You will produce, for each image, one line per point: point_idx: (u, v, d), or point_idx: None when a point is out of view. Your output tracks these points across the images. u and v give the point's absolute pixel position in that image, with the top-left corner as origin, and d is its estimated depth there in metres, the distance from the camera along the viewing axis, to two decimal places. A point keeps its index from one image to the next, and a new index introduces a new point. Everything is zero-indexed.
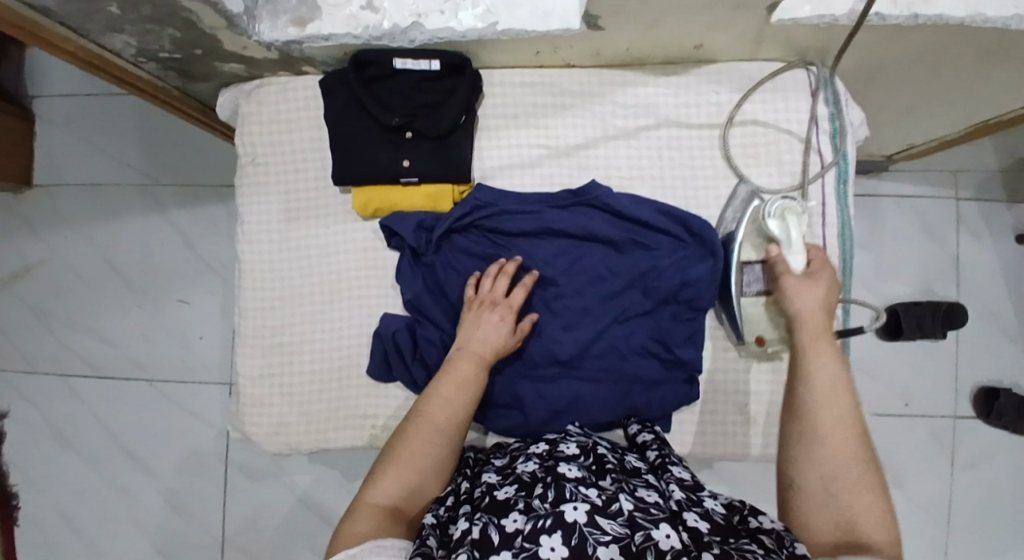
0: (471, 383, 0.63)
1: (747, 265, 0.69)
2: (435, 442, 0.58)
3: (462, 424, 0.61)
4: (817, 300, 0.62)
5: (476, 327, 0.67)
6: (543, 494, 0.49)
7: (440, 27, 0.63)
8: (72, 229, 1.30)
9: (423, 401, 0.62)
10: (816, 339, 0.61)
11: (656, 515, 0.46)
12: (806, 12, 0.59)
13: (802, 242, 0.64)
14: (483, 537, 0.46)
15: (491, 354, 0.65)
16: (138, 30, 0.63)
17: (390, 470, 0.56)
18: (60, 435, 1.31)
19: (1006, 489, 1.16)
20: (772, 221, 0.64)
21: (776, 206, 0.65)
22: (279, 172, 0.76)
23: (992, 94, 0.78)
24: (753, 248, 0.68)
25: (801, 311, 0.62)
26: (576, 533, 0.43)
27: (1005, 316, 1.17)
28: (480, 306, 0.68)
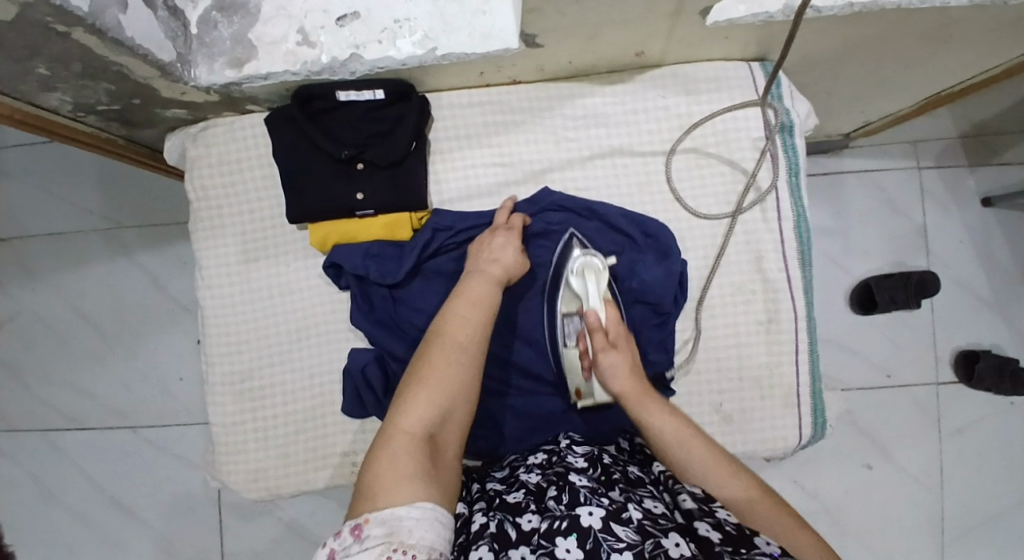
0: (488, 303, 0.62)
1: (564, 318, 0.68)
2: (461, 365, 0.57)
3: (482, 345, 0.59)
4: (628, 366, 0.63)
5: (491, 250, 0.67)
6: (557, 496, 0.51)
7: (379, 57, 0.62)
8: (37, 281, 1.27)
9: (442, 325, 0.60)
10: (645, 399, 0.61)
11: (665, 525, 0.47)
12: (740, 12, 0.59)
13: (600, 297, 0.67)
14: (501, 531, 0.49)
15: (503, 274, 0.65)
16: (73, 86, 0.61)
17: (421, 396, 0.54)
18: (45, 491, 1.28)
19: (989, 449, 1.18)
20: (573, 278, 0.67)
21: (578, 263, 0.68)
22: (234, 213, 0.74)
23: (942, 68, 0.80)
24: (564, 303, 0.69)
25: (621, 382, 0.62)
26: (590, 538, 0.44)
27: (974, 280, 1.19)
28: (493, 233, 0.69)
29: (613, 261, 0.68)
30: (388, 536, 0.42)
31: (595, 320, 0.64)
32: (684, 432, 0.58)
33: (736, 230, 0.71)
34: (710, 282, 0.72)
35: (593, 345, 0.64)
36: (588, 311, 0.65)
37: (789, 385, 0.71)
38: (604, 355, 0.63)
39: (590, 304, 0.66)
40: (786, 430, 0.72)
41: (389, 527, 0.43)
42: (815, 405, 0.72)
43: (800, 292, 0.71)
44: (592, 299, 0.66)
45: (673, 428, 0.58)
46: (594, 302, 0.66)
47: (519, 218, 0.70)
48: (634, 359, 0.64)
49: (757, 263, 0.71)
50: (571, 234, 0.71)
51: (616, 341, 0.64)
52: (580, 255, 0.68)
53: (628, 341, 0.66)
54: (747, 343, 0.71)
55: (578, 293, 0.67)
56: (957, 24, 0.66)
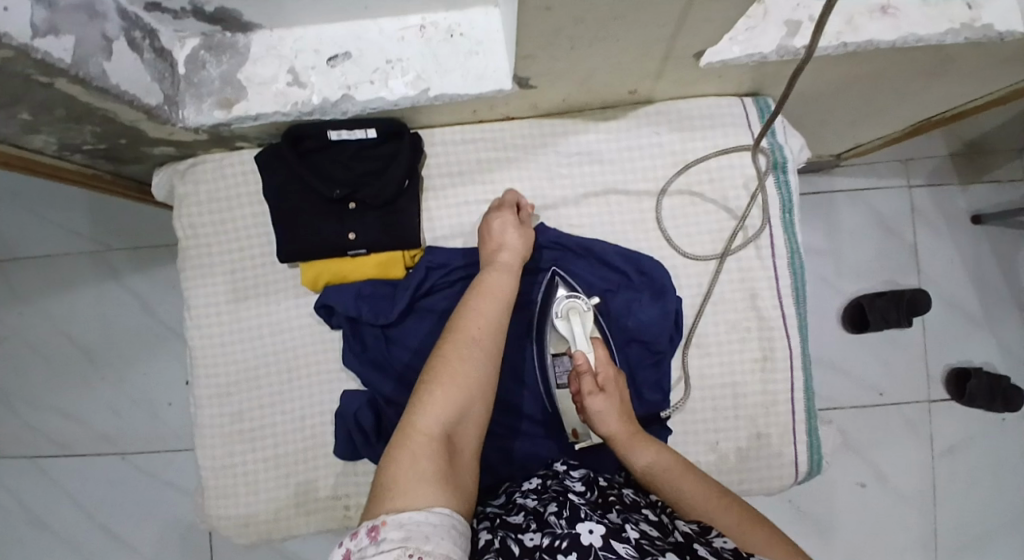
0: (504, 296, 0.61)
1: (554, 359, 0.68)
2: (479, 361, 0.56)
3: (498, 338, 0.59)
4: (617, 410, 0.62)
5: (503, 237, 0.66)
6: (557, 512, 0.50)
7: (371, 97, 0.61)
8: (23, 306, 1.25)
9: (460, 320, 0.59)
10: (636, 441, 0.60)
11: (663, 545, 0.46)
12: (735, 52, 0.59)
13: (587, 339, 0.65)
14: (503, 547, 0.48)
15: (516, 263, 0.64)
16: (56, 129, 0.60)
17: (439, 394, 0.53)
18: (30, 520, 1.25)
19: (983, 469, 1.18)
20: (559, 322, 0.66)
21: (562, 305, 0.67)
22: (223, 252, 0.73)
23: (933, 99, 0.80)
24: (552, 345, 0.68)
25: (610, 425, 0.61)
26: (592, 554, 0.44)
27: (966, 300, 1.20)
28: (496, 216, 0.67)
29: (597, 301, 0.67)
30: (404, 541, 0.41)
31: (584, 364, 0.63)
32: (676, 469, 0.58)
33: (731, 266, 0.71)
34: (706, 318, 0.71)
35: (582, 389, 0.63)
36: (575, 355, 0.63)
37: (785, 422, 0.71)
38: (593, 399, 0.62)
39: (578, 346, 0.65)
40: (783, 468, 0.71)
41: (406, 531, 0.42)
42: (812, 442, 0.71)
43: (795, 330, 0.71)
44: (579, 341, 0.65)
45: (664, 466, 0.58)
46: (581, 344, 0.65)
47: (517, 198, 0.69)
48: (623, 400, 0.63)
49: (752, 300, 0.71)
50: (554, 271, 0.70)
51: (605, 385, 0.63)
52: (563, 296, 0.67)
53: (618, 383, 0.64)
54: (743, 380, 0.71)
55: (565, 335, 0.67)
56: (949, 61, 0.66)
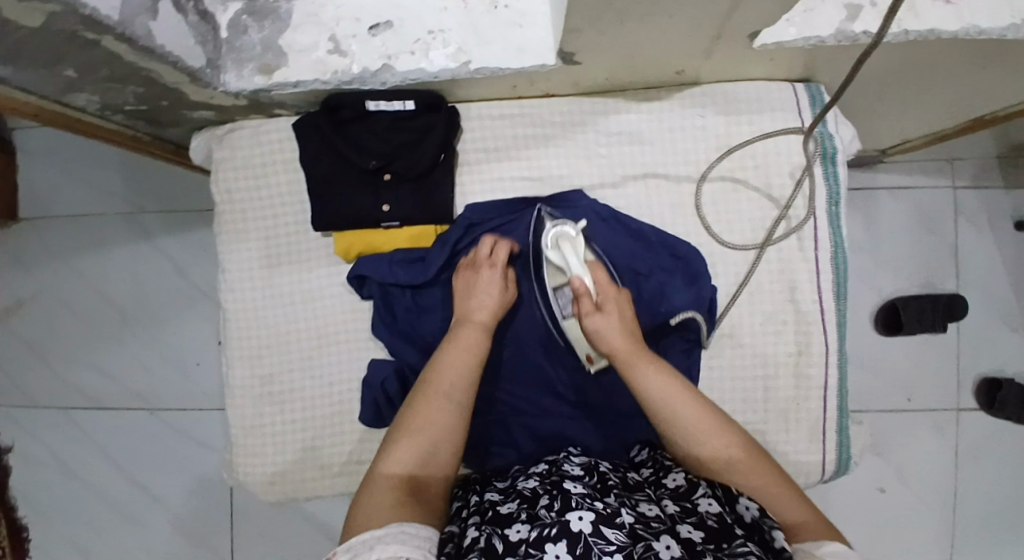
0: (476, 348, 0.61)
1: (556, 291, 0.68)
2: (445, 411, 0.57)
3: (469, 392, 0.60)
4: (618, 326, 0.62)
5: (478, 292, 0.66)
6: (549, 504, 0.49)
7: (411, 68, 0.60)
8: (61, 263, 1.29)
9: (432, 371, 0.60)
10: (636, 356, 0.60)
11: (657, 528, 0.47)
12: (790, 35, 0.57)
13: (582, 264, 0.65)
14: (489, 545, 0.47)
15: (492, 318, 0.64)
16: (100, 88, 0.61)
17: (401, 442, 0.56)
18: (63, 468, 1.30)
19: (1010, 478, 1.15)
20: (551, 254, 0.67)
21: (551, 236, 0.67)
22: (259, 218, 0.74)
23: (988, 96, 0.76)
24: (549, 278, 0.68)
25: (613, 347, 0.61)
26: (581, 543, 0.44)
27: (1006, 305, 1.16)
28: (476, 269, 0.67)
29: (585, 225, 0.67)
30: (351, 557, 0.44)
31: (582, 288, 0.64)
32: (672, 393, 0.58)
33: (770, 256, 0.69)
34: (740, 308, 0.70)
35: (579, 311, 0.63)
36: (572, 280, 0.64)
37: (815, 418, 0.70)
38: (591, 318, 0.62)
39: (572, 272, 0.65)
40: (809, 464, 0.70)
41: (353, 552, 0.44)
42: (841, 440, 0.70)
43: (833, 325, 0.69)
44: (574, 268, 0.65)
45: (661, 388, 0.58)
46: (576, 269, 0.65)
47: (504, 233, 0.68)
48: (625, 320, 0.62)
49: (789, 292, 0.69)
50: (541, 210, 0.70)
51: (604, 304, 0.63)
52: (552, 227, 0.68)
53: (618, 300, 0.64)
54: (774, 373, 0.70)
55: (560, 265, 0.66)
56: (1013, 53, 0.63)
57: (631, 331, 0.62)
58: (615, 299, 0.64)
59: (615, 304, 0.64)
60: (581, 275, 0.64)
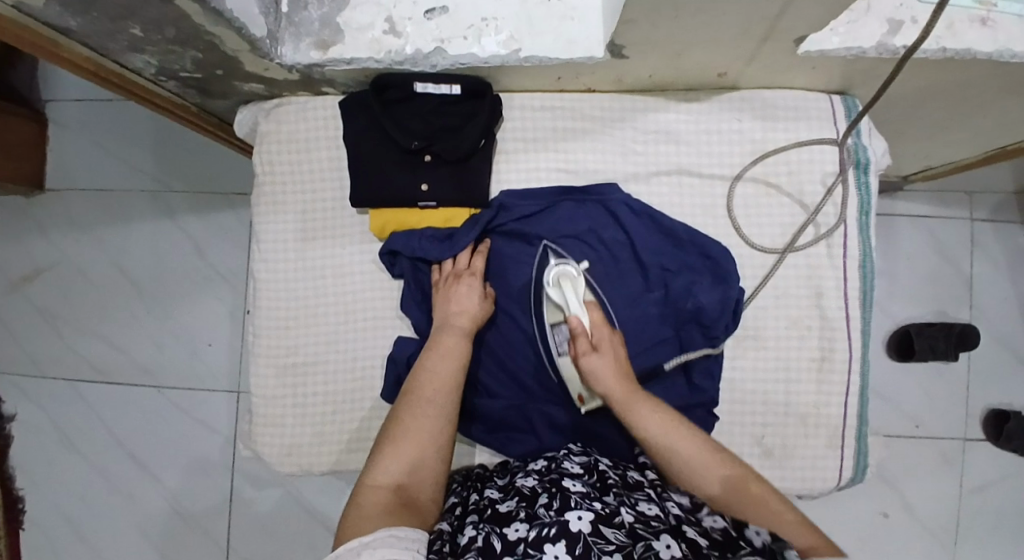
0: (456, 356, 0.64)
1: (554, 328, 0.69)
2: (428, 417, 0.59)
3: (452, 395, 0.62)
4: (612, 368, 0.63)
5: (457, 299, 0.68)
6: (547, 503, 0.51)
7: (463, 52, 0.62)
8: (81, 234, 1.29)
9: (414, 380, 0.62)
10: (634, 398, 0.61)
11: (657, 527, 0.49)
12: (833, 44, 0.59)
13: (580, 302, 0.67)
14: (487, 543, 0.48)
15: (471, 323, 0.67)
16: (161, 50, 0.63)
17: (388, 451, 0.57)
18: (64, 439, 1.29)
19: (1014, 513, 1.14)
20: (550, 290, 0.68)
21: (553, 274, 0.68)
22: (298, 191, 0.75)
23: (1013, 125, 0.78)
24: (548, 314, 0.69)
25: (608, 387, 0.62)
26: (580, 543, 0.46)
27: (1018, 338, 1.16)
28: (455, 280, 0.70)
29: (586, 266, 0.70)
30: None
31: (578, 326, 0.65)
32: (672, 435, 0.58)
33: (798, 260, 0.70)
34: (766, 311, 0.71)
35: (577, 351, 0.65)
36: (569, 319, 0.65)
37: (834, 425, 0.70)
38: (588, 359, 0.63)
39: (570, 310, 0.66)
40: (826, 471, 0.70)
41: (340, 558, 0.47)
42: (859, 448, 0.70)
43: (857, 333, 0.70)
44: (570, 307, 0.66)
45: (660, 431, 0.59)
46: (574, 308, 0.66)
47: (485, 242, 0.72)
48: (619, 360, 0.64)
49: (816, 298, 0.70)
50: (547, 246, 0.72)
51: (599, 344, 0.64)
52: (553, 266, 0.69)
53: (613, 341, 0.65)
54: (796, 377, 0.70)
55: (559, 302, 0.68)
56: None
57: (628, 373, 0.63)
58: (610, 340, 0.65)
59: (609, 347, 0.65)
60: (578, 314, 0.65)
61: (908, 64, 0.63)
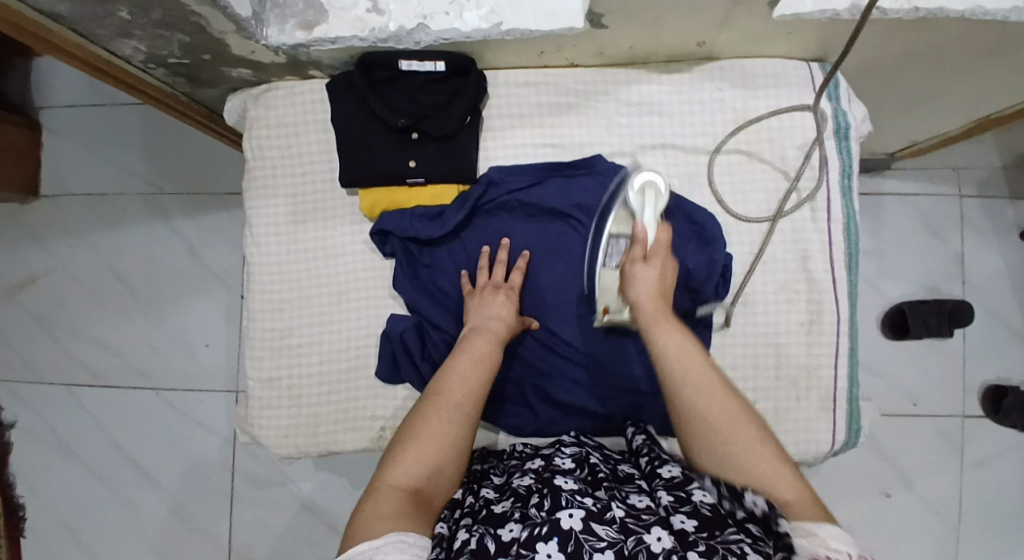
0: (488, 361, 0.61)
1: (612, 239, 0.66)
2: (455, 425, 0.56)
3: (478, 404, 0.58)
4: (656, 282, 0.59)
5: (490, 309, 0.67)
6: (539, 503, 0.50)
7: (445, 28, 0.63)
8: (76, 239, 1.30)
9: (443, 381, 0.58)
10: (661, 316, 0.57)
11: (647, 520, 0.49)
12: (807, 7, 0.59)
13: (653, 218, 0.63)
14: (480, 546, 0.47)
15: (505, 332, 0.65)
16: (148, 35, 0.64)
17: (410, 452, 0.53)
18: (63, 444, 1.29)
19: (1016, 488, 1.14)
20: (631, 194, 0.65)
21: (641, 181, 0.65)
22: (287, 175, 0.76)
23: (996, 89, 0.79)
24: (614, 223, 0.66)
25: (643, 297, 0.58)
26: (572, 540, 0.45)
27: (1010, 312, 1.17)
28: (491, 292, 0.68)
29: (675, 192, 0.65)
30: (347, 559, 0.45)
31: (642, 235, 0.61)
32: (696, 359, 0.54)
33: (783, 227, 0.71)
34: (754, 277, 0.72)
35: (628, 257, 0.62)
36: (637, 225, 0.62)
37: (825, 389, 0.71)
38: (635, 266, 0.60)
39: (642, 220, 0.63)
40: (819, 434, 0.71)
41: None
42: (851, 411, 0.71)
43: (844, 296, 0.71)
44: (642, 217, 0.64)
45: (682, 350, 0.55)
46: (646, 220, 0.63)
47: (505, 249, 0.71)
48: (665, 276, 0.60)
49: (802, 263, 0.71)
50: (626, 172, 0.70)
51: (655, 259, 0.61)
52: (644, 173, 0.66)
53: (669, 265, 0.62)
54: (786, 342, 0.71)
55: (635, 209, 0.65)
56: (1019, 40, 0.65)
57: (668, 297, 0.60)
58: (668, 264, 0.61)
59: (665, 266, 0.61)
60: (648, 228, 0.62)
61: (866, 25, 0.64)
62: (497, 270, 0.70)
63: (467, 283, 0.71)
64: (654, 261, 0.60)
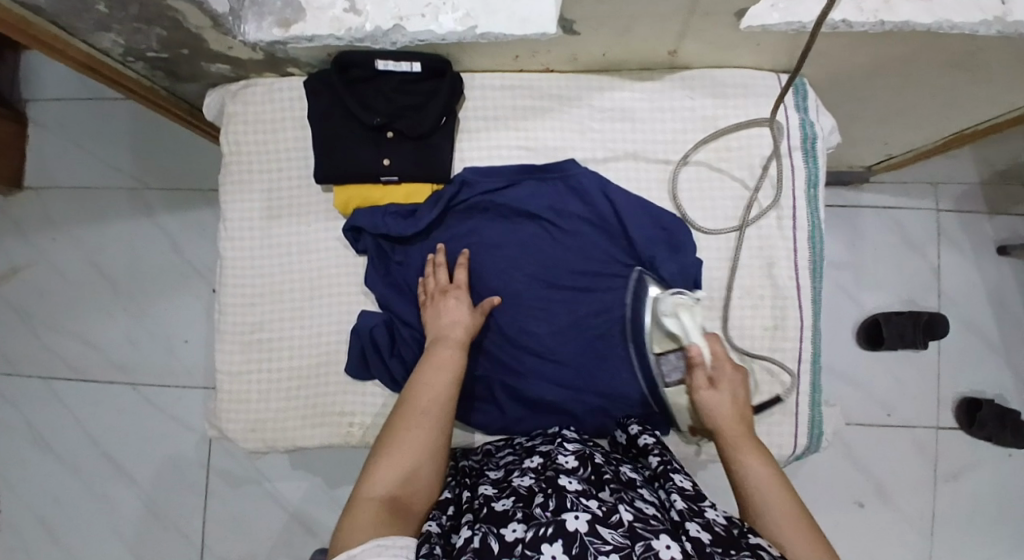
0: (449, 365, 0.63)
1: (659, 356, 0.70)
2: (423, 431, 0.57)
3: (447, 407, 0.60)
4: (725, 403, 0.64)
5: (445, 313, 0.68)
6: (544, 503, 0.47)
7: (420, 30, 0.64)
8: (59, 231, 1.29)
9: (408, 396, 0.61)
10: (733, 437, 0.61)
11: (657, 527, 0.45)
12: (774, 19, 0.61)
13: (700, 338, 0.67)
14: (483, 546, 0.45)
15: (465, 334, 0.66)
16: (126, 28, 0.65)
17: (384, 464, 0.54)
18: (39, 438, 1.28)
19: (988, 499, 1.16)
20: (666, 319, 0.68)
21: (668, 302, 0.68)
22: (262, 171, 0.77)
23: (967, 102, 0.81)
24: (655, 343, 0.70)
25: (716, 420, 0.63)
26: (577, 542, 0.41)
27: (984, 325, 1.18)
28: (443, 296, 0.69)
29: (702, 294, 0.69)
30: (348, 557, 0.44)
31: (697, 357, 0.66)
32: (767, 479, 0.56)
33: (751, 234, 0.73)
34: (720, 282, 0.73)
35: (692, 382, 0.67)
36: (688, 347, 0.67)
37: (789, 394, 0.72)
38: (702, 391, 0.66)
39: (692, 341, 0.67)
40: (782, 437, 0.72)
41: None
42: (813, 416, 0.72)
43: (808, 302, 0.72)
44: (688, 342, 0.68)
45: (754, 470, 0.57)
46: (694, 340, 0.67)
47: (441, 252, 0.72)
48: (738, 400, 0.65)
49: (768, 270, 0.72)
50: (639, 272, 0.72)
51: (718, 379, 0.66)
52: (669, 293, 0.69)
53: (736, 382, 0.66)
54: (751, 346, 0.72)
55: (677, 332, 0.68)
56: (986, 54, 0.66)
57: (742, 419, 0.63)
58: (737, 393, 0.66)
59: (733, 394, 0.65)
60: (700, 350, 0.67)
61: (830, 37, 0.65)
62: (440, 272, 0.71)
63: (421, 290, 0.72)
64: (717, 387, 0.65)
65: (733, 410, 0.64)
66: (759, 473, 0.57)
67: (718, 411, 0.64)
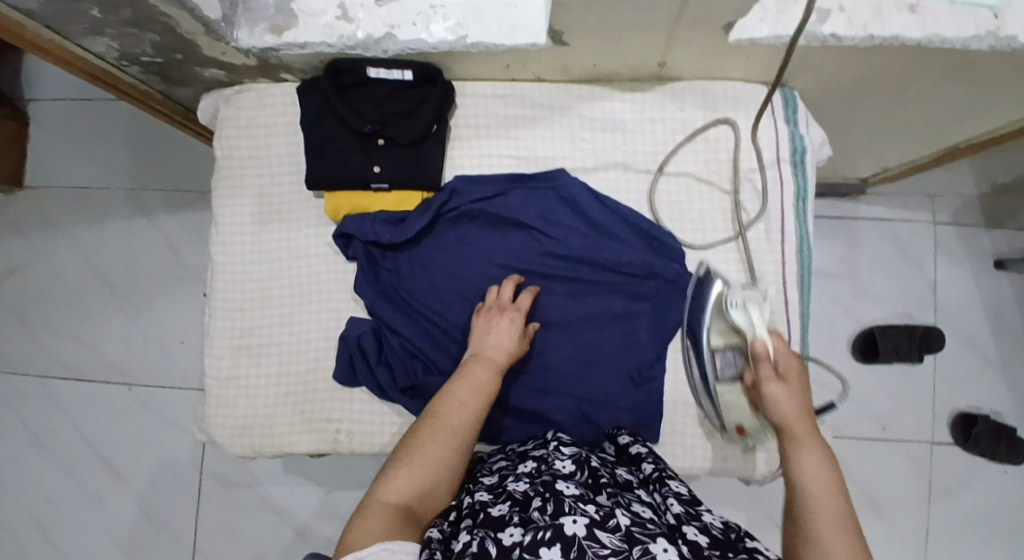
0: (485, 389, 0.62)
1: (718, 352, 0.67)
2: (449, 447, 0.56)
3: (473, 429, 0.59)
4: (794, 402, 0.58)
5: (495, 332, 0.67)
6: (542, 507, 0.46)
7: (411, 38, 0.64)
8: (58, 231, 1.30)
9: (439, 406, 0.60)
10: (799, 439, 0.55)
11: (654, 531, 0.44)
12: (763, 32, 0.61)
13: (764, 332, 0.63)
14: (481, 550, 0.43)
15: (506, 359, 0.65)
16: (120, 33, 0.65)
17: (403, 470, 0.54)
18: (33, 436, 1.28)
19: (983, 515, 1.15)
20: (734, 311, 0.65)
21: (738, 296, 0.65)
22: (254, 176, 0.77)
23: (960, 114, 0.81)
24: (716, 334, 0.67)
25: (782, 417, 0.57)
26: (575, 546, 0.41)
27: (980, 338, 1.18)
28: (499, 313, 0.68)
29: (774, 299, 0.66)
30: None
31: (763, 351, 0.61)
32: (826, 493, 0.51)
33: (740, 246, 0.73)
34: None
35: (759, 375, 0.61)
36: (755, 341, 0.62)
37: None
38: (767, 384, 0.60)
39: (756, 333, 0.62)
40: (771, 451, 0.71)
41: None
42: None
43: (796, 315, 0.72)
44: (751, 334, 0.63)
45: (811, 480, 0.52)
46: (760, 333, 0.62)
47: (518, 275, 0.72)
48: (806, 398, 0.59)
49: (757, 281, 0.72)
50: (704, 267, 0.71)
51: (786, 375, 0.60)
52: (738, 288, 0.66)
53: (802, 380, 0.60)
54: None
55: (742, 325, 0.64)
56: (978, 68, 0.66)
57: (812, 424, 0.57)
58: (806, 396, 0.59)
59: (801, 395, 0.59)
60: (765, 344, 0.61)
61: (819, 50, 0.66)
62: (505, 289, 0.70)
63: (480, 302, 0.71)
64: (784, 384, 0.59)
65: (801, 413, 0.57)
66: (813, 475, 0.52)
67: (785, 410, 0.58)
